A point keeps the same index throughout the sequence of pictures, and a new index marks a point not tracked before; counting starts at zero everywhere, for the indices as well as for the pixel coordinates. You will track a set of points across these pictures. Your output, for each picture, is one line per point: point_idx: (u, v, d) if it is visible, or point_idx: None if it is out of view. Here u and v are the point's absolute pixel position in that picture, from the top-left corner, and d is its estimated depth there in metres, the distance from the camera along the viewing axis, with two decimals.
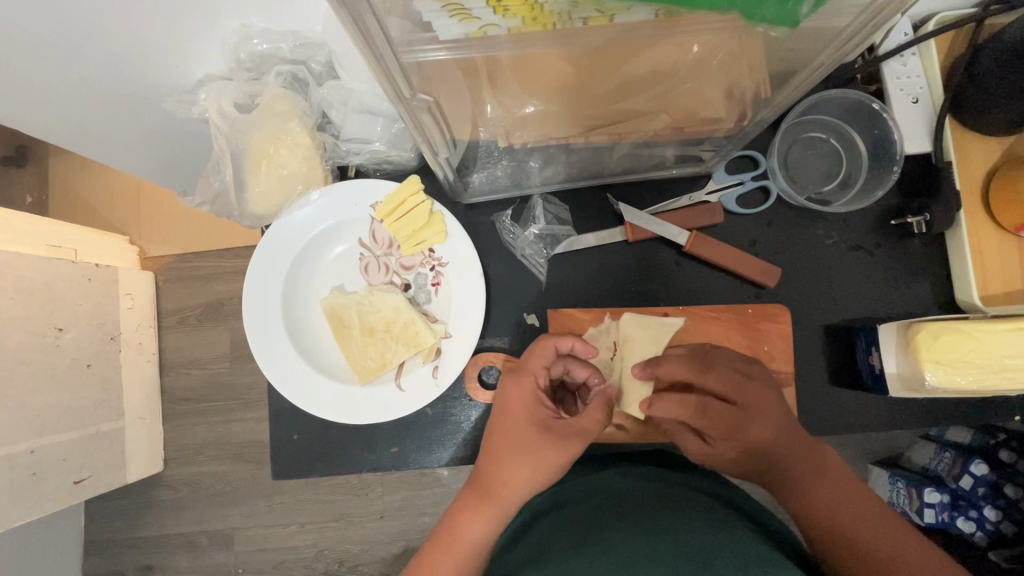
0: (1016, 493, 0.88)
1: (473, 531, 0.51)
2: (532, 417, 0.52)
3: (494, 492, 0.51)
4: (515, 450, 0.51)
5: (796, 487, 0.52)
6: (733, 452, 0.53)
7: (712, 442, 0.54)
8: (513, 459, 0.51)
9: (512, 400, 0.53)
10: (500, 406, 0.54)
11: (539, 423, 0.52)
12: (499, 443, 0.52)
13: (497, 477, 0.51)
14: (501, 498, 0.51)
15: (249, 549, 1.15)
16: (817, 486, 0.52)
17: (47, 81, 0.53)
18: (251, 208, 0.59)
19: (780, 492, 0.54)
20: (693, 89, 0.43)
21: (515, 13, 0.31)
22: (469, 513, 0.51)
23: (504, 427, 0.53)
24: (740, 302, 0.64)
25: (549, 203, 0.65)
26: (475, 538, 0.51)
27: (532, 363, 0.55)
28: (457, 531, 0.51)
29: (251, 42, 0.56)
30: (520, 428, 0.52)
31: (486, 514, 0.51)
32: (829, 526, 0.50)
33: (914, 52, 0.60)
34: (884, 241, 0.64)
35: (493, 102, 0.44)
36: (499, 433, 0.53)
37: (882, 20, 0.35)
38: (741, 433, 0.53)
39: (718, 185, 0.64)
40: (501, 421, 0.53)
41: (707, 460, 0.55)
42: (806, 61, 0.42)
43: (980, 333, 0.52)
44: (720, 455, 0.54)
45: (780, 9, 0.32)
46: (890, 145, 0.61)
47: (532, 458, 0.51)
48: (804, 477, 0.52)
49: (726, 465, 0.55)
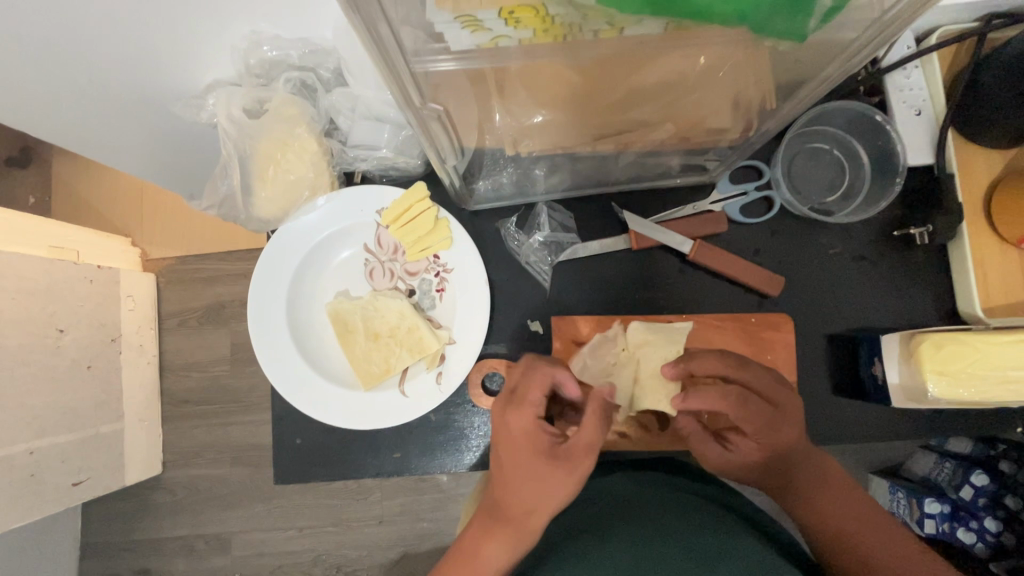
0: (1016, 504, 0.88)
1: (495, 556, 0.52)
2: (539, 447, 0.51)
3: (518, 523, 0.52)
4: (531, 481, 0.51)
5: (800, 490, 0.53)
6: (758, 452, 0.52)
7: (738, 441, 0.53)
8: (531, 489, 0.51)
9: (514, 432, 0.52)
10: (504, 439, 0.52)
11: (547, 452, 0.51)
12: (513, 475, 0.52)
13: (517, 509, 0.52)
14: (518, 526, 0.52)
15: (246, 553, 1.14)
16: (821, 488, 0.53)
17: (57, 85, 0.53)
18: (259, 213, 0.60)
19: (786, 495, 0.54)
20: (698, 100, 0.43)
21: (526, 25, 0.32)
22: (486, 536, 0.53)
23: (514, 462, 0.52)
24: (743, 311, 0.64)
25: (555, 210, 0.66)
26: (495, 563, 0.52)
27: (530, 394, 0.52)
28: (478, 556, 0.53)
29: (261, 48, 0.56)
30: (530, 459, 0.51)
31: (505, 541, 0.52)
32: (826, 523, 0.51)
33: (917, 64, 0.60)
34: (887, 252, 0.64)
35: (502, 110, 0.45)
36: (508, 465, 0.52)
37: (889, 35, 0.35)
38: (776, 430, 0.51)
39: (722, 195, 0.64)
40: (509, 456, 0.52)
41: (727, 462, 0.54)
42: (813, 73, 0.42)
43: (984, 345, 0.52)
44: (741, 456, 0.52)
45: (788, 23, 0.32)
46: (894, 156, 0.61)
47: (547, 486, 0.51)
48: (810, 480, 0.53)
49: (747, 467, 0.53)
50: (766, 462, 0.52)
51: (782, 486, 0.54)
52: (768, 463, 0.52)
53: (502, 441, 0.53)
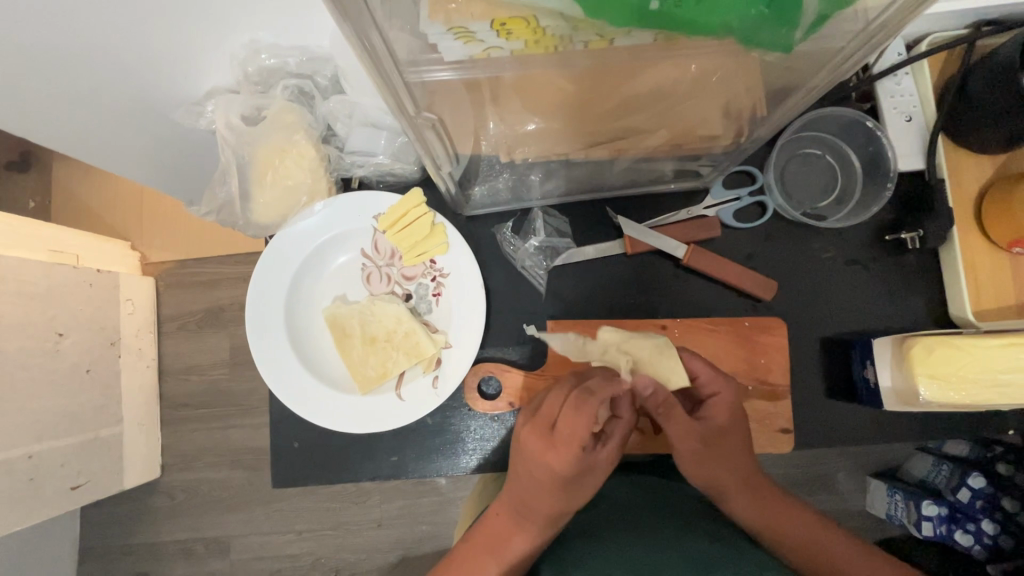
0: (1013, 506, 0.89)
1: (530, 547, 0.55)
2: (583, 467, 0.53)
3: (552, 521, 0.55)
4: (574, 488, 0.54)
5: (768, 507, 0.56)
6: (726, 413, 0.55)
7: (702, 410, 0.55)
8: (573, 494, 0.54)
9: (568, 462, 0.52)
10: (546, 468, 0.52)
11: (588, 467, 0.53)
12: (553, 490, 0.53)
13: (556, 512, 0.55)
14: (552, 524, 0.55)
15: (244, 557, 1.15)
16: (783, 506, 0.56)
17: (58, 92, 0.54)
18: (256, 218, 0.60)
19: (762, 493, 0.56)
20: (691, 108, 0.44)
21: (518, 36, 0.33)
22: (519, 533, 0.55)
23: (559, 481, 0.53)
24: (737, 315, 0.65)
25: (550, 215, 0.66)
26: (522, 552, 0.55)
27: (579, 431, 0.51)
28: (510, 548, 0.55)
29: (259, 57, 0.57)
30: (576, 477, 0.53)
31: (537, 535, 0.55)
32: (796, 545, 0.53)
33: (908, 71, 0.61)
34: (879, 256, 0.65)
35: (496, 118, 0.45)
36: (552, 486, 0.53)
37: (875, 45, 0.36)
38: (727, 386, 0.56)
39: (716, 200, 0.65)
40: (553, 480, 0.53)
41: (705, 441, 0.54)
42: (802, 81, 0.43)
43: (974, 348, 0.53)
44: (715, 424, 0.55)
45: (775, 34, 0.33)
46: (885, 162, 0.62)
47: (584, 490, 0.55)
48: (774, 502, 0.56)
49: (722, 443, 0.55)
50: (733, 422, 0.55)
51: (749, 465, 0.56)
52: (732, 425, 0.55)
53: (545, 466, 0.52)
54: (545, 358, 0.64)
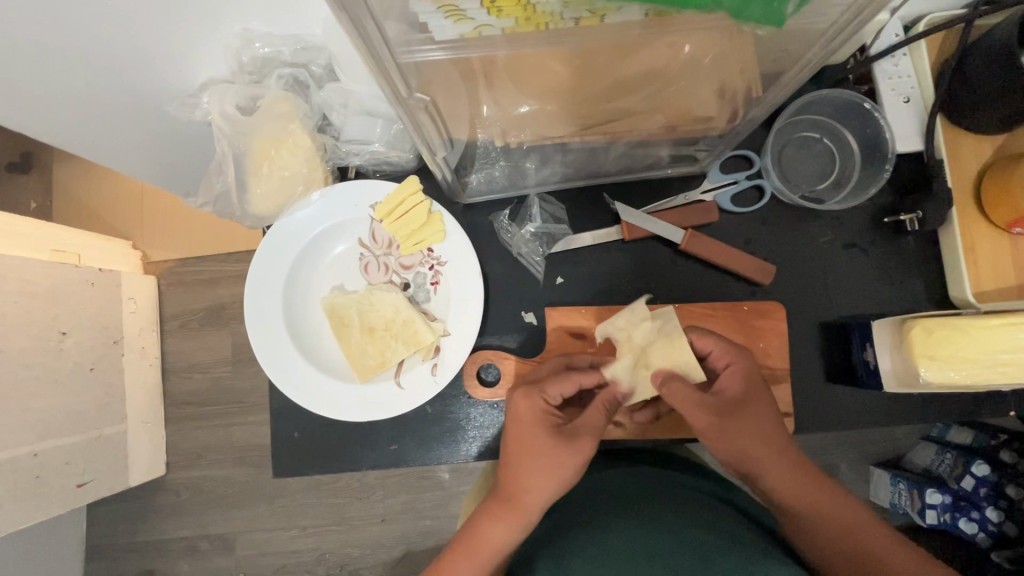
0: (1017, 493, 0.89)
1: (491, 536, 0.51)
2: (540, 423, 0.54)
3: (514, 498, 0.52)
4: (531, 453, 0.52)
5: (816, 493, 0.51)
6: (740, 384, 0.55)
7: (716, 383, 0.56)
8: (530, 460, 0.52)
9: (524, 411, 0.55)
10: (513, 421, 0.55)
11: (547, 427, 0.53)
12: (510, 447, 0.54)
13: (515, 484, 0.52)
14: (512, 505, 0.52)
15: (250, 553, 1.15)
16: (828, 490, 0.52)
17: (52, 84, 0.54)
18: (252, 209, 0.61)
19: (801, 471, 0.53)
20: (687, 88, 0.44)
21: (508, 13, 0.32)
22: (486, 517, 0.52)
23: (517, 435, 0.54)
24: (735, 299, 0.64)
25: (547, 202, 0.66)
26: (489, 541, 0.51)
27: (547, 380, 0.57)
28: (477, 534, 0.52)
29: (253, 46, 0.56)
30: (529, 436, 0.53)
31: (501, 518, 0.52)
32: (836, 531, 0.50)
33: (905, 52, 0.61)
34: (878, 239, 0.64)
35: (490, 101, 0.45)
36: (512, 441, 0.54)
37: (867, 18, 0.35)
38: (740, 357, 0.56)
39: (714, 184, 0.65)
40: (510, 432, 0.55)
41: (722, 413, 0.53)
42: (794, 60, 0.42)
43: (973, 328, 0.53)
44: (730, 395, 0.54)
45: (765, 9, 0.33)
46: (882, 144, 0.61)
47: (542, 459, 0.52)
48: (817, 487, 0.52)
49: (745, 416, 0.53)
50: (750, 389, 0.54)
51: (778, 437, 0.53)
52: (750, 396, 0.54)
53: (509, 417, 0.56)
54: (544, 346, 0.64)
